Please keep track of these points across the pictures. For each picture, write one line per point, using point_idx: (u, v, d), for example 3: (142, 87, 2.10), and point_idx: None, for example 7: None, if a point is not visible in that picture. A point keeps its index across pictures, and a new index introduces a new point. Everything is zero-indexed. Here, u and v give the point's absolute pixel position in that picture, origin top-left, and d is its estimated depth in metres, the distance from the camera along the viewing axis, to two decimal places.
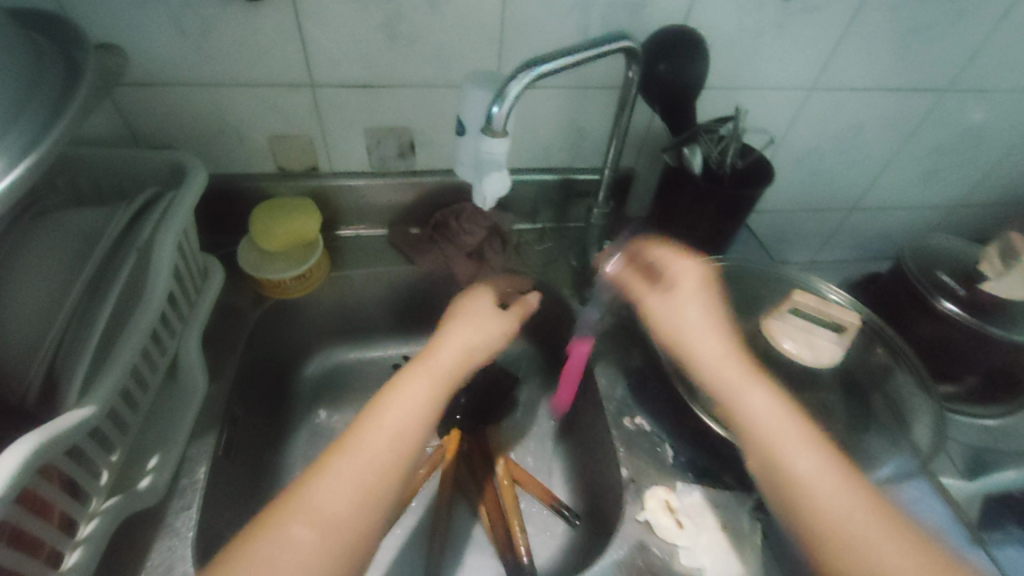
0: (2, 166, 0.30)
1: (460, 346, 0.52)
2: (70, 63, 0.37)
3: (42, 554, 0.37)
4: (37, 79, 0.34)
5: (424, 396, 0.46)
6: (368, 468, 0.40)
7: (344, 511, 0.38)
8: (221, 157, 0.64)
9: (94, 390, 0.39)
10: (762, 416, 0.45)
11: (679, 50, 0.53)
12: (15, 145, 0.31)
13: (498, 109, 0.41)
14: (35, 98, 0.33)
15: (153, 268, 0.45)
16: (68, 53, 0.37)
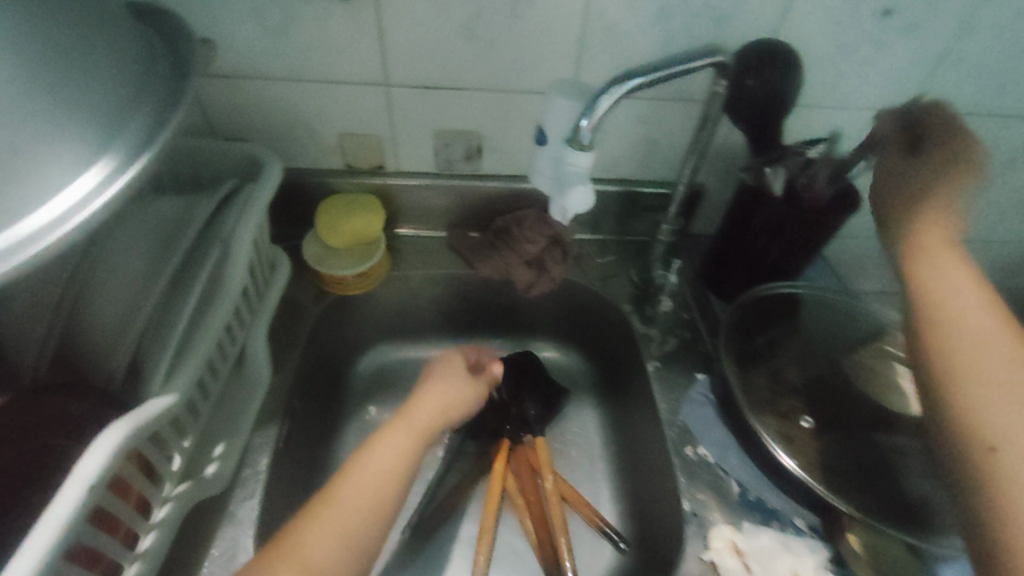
0: (125, 156, 0.31)
1: (438, 403, 0.52)
2: (178, 60, 0.37)
3: (121, 531, 0.38)
4: (146, 79, 0.34)
5: (401, 451, 0.47)
6: (352, 519, 0.41)
7: (328, 561, 0.39)
8: (293, 152, 0.65)
9: (175, 380, 0.40)
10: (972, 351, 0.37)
11: (772, 63, 0.49)
12: (124, 148, 0.31)
13: (587, 121, 0.40)
14: (144, 98, 0.33)
15: (231, 264, 0.46)
16: (174, 51, 0.38)
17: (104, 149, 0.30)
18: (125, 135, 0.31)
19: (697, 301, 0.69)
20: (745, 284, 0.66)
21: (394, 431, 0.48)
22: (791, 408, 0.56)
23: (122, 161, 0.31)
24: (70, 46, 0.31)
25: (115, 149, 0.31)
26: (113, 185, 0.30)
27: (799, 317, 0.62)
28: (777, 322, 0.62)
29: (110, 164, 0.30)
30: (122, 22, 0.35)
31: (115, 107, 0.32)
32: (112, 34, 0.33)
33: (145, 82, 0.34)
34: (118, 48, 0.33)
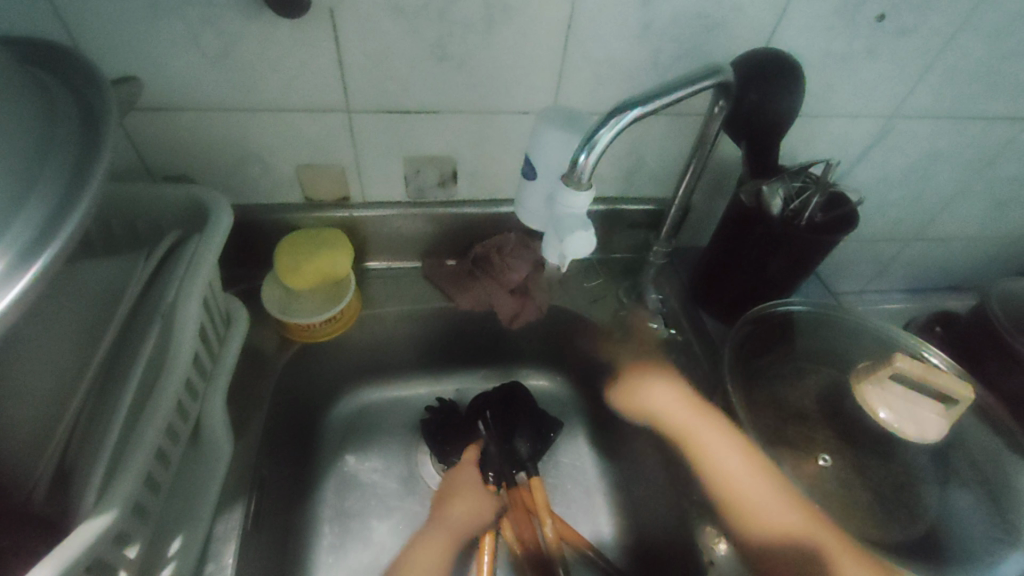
0: (24, 247, 0.25)
1: None
2: (87, 110, 0.31)
3: None
4: (47, 143, 0.28)
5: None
6: None
7: None
8: (242, 186, 0.57)
9: (114, 490, 0.33)
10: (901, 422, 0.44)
11: (774, 75, 0.47)
12: (21, 239, 0.25)
13: (585, 157, 0.36)
14: (46, 170, 0.27)
15: (176, 338, 0.39)
16: (81, 98, 0.31)
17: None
18: (21, 221, 0.26)
19: (690, 322, 0.66)
20: (739, 304, 0.63)
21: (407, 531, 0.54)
22: (800, 437, 0.52)
23: (19, 257, 0.25)
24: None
25: (8, 241, 0.25)
26: (6, 290, 0.24)
27: (795, 336, 0.59)
28: (776, 344, 0.59)
29: (3, 261, 0.25)
30: (12, 70, 0.28)
31: (8, 187, 0.25)
32: (2, 86, 0.26)
33: (47, 146, 0.28)
34: (9, 108, 0.26)
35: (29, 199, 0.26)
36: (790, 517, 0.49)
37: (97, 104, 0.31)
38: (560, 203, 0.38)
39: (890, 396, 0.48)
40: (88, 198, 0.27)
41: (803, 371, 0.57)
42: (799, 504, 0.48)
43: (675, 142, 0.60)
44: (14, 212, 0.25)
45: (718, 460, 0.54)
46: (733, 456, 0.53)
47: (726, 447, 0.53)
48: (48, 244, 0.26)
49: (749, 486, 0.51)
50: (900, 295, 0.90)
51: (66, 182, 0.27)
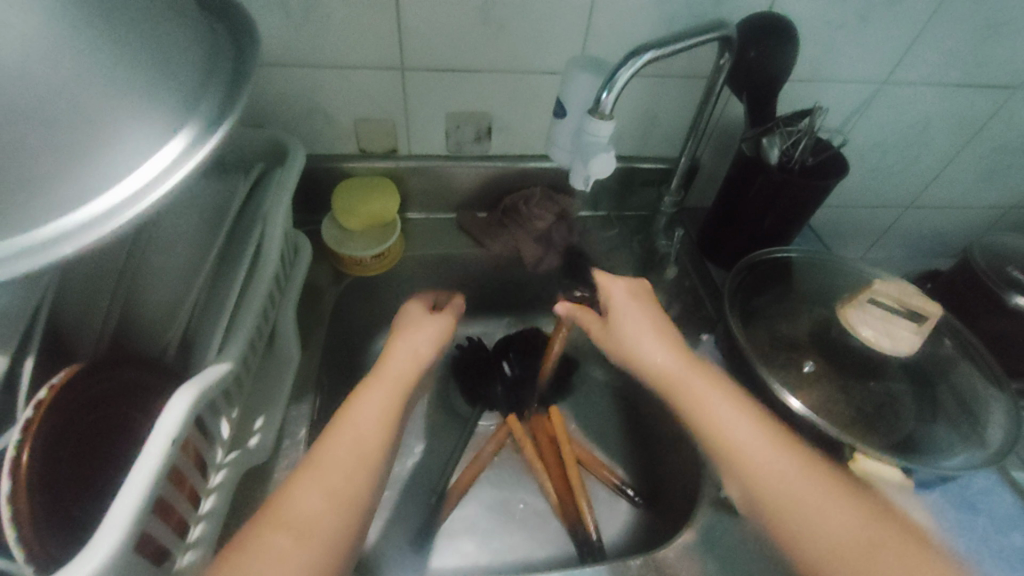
0: (208, 121, 0.32)
1: (412, 350, 0.55)
2: (238, 41, 0.37)
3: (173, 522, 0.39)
4: (212, 58, 0.35)
5: (384, 402, 0.48)
6: (336, 478, 0.42)
7: (320, 519, 0.39)
8: (308, 137, 0.66)
9: (228, 348, 0.42)
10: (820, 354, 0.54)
11: (769, 35, 0.54)
12: (205, 116, 0.32)
13: (608, 94, 0.44)
14: (212, 77, 0.34)
15: (270, 240, 0.48)
16: (237, 23, 0.39)
17: (191, 110, 0.32)
18: (202, 108, 0.32)
19: (698, 270, 0.73)
20: (741, 252, 0.71)
21: (373, 387, 0.49)
22: (791, 357, 0.59)
23: (200, 135, 0.32)
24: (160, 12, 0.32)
25: (197, 119, 0.32)
26: (199, 150, 0.31)
27: (791, 278, 0.66)
28: (775, 284, 0.66)
29: (190, 136, 0.31)
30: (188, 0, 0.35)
31: (188, 87, 0.32)
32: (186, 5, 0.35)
33: (213, 61, 0.35)
34: (190, 19, 0.34)
35: (203, 97, 0.33)
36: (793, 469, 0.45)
37: (246, 36, 0.37)
38: (586, 132, 0.46)
39: (870, 318, 0.56)
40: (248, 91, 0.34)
41: (799, 309, 0.64)
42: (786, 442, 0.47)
43: (686, 105, 0.68)
44: (193, 104, 0.32)
45: (730, 431, 0.48)
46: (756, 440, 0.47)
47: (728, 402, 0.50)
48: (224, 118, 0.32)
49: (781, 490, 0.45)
50: (897, 262, 0.96)
51: (227, 89, 0.34)
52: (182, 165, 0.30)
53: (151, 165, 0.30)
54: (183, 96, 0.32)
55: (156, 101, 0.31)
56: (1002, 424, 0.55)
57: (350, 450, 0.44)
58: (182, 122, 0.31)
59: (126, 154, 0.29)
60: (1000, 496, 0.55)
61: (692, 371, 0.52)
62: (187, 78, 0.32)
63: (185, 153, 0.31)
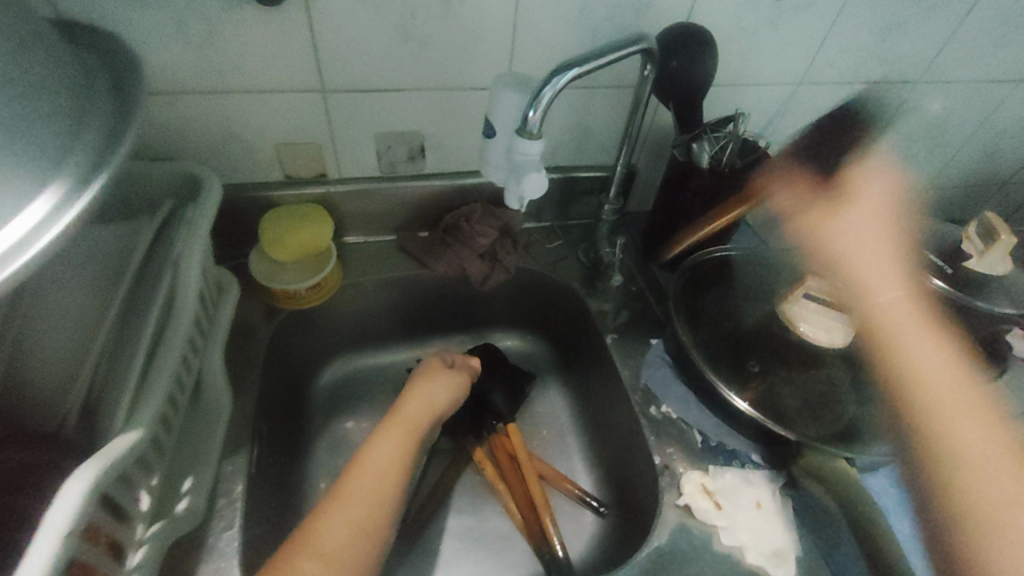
0: (79, 178, 0.30)
1: (427, 400, 0.54)
2: (118, 87, 0.35)
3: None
4: (84, 105, 0.32)
5: (398, 444, 0.48)
6: (358, 511, 0.42)
7: (342, 552, 0.40)
8: (226, 167, 0.62)
9: (139, 413, 0.38)
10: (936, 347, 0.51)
11: (690, 44, 0.55)
12: (75, 172, 0.30)
13: (535, 112, 0.43)
14: (84, 127, 0.32)
15: (183, 286, 0.44)
16: (112, 69, 0.37)
17: (56, 169, 0.29)
18: (70, 165, 0.30)
19: (643, 275, 0.74)
20: (683, 254, 0.72)
21: (390, 427, 0.50)
22: (736, 356, 0.60)
23: (70, 192, 0.29)
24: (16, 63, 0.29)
25: (64, 177, 0.29)
26: (71, 209, 0.28)
27: (731, 276, 0.67)
28: (716, 284, 0.67)
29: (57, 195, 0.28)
30: (54, 43, 0.33)
31: (53, 138, 0.30)
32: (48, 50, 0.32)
33: (85, 109, 0.32)
34: (55, 68, 0.32)
35: (73, 150, 0.30)
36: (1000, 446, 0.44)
37: (128, 82, 0.35)
38: (516, 152, 0.44)
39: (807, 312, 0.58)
40: (126, 143, 0.32)
41: (741, 307, 0.65)
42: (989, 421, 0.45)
43: (617, 113, 0.68)
44: (60, 161, 0.29)
45: (949, 411, 0.47)
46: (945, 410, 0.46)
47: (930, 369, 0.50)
48: (98, 174, 0.30)
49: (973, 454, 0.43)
50: None
51: (103, 139, 0.32)
52: (50, 227, 0.27)
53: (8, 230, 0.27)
54: (44, 155, 0.29)
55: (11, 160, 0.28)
56: None
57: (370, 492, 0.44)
58: (46, 180, 0.29)
59: None
60: None
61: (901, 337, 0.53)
62: (48, 134, 0.30)
63: (53, 214, 0.28)
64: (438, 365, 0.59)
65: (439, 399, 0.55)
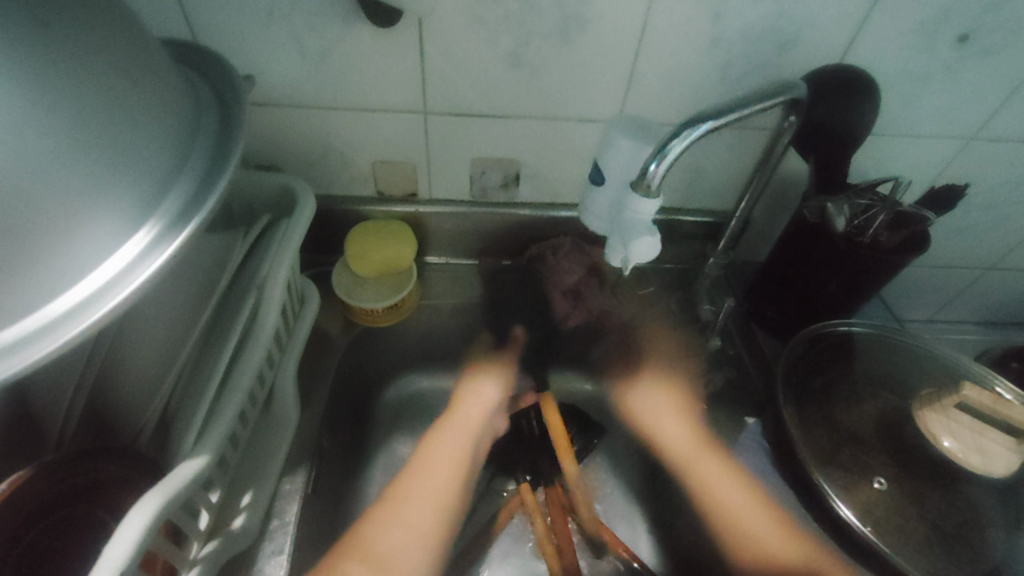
0: (181, 210, 0.30)
1: (466, 424, 0.65)
2: (225, 115, 0.35)
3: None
4: (193, 135, 0.32)
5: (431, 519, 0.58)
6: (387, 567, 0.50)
7: None
8: (323, 178, 0.62)
9: (206, 438, 0.38)
10: (735, 506, 0.55)
11: (846, 92, 0.47)
12: (176, 204, 0.30)
13: (656, 165, 0.37)
14: (186, 158, 0.31)
15: (265, 307, 0.43)
16: (220, 94, 0.37)
17: (158, 200, 0.29)
18: (173, 195, 0.30)
19: (743, 338, 0.65)
20: (796, 322, 0.62)
21: (429, 455, 0.62)
22: (855, 460, 0.50)
23: (168, 229, 0.29)
24: (141, 93, 0.29)
25: (165, 209, 0.29)
26: (171, 243, 0.29)
27: (854, 358, 0.57)
28: (834, 365, 0.57)
29: (156, 228, 0.29)
30: (171, 70, 0.33)
31: (162, 167, 0.30)
32: (168, 80, 0.32)
33: (192, 140, 0.32)
34: (174, 97, 0.32)
35: (176, 181, 0.30)
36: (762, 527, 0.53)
37: (236, 109, 0.35)
38: (627, 208, 0.39)
39: (954, 424, 0.50)
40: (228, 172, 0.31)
41: (863, 396, 0.55)
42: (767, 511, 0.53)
43: (739, 156, 0.60)
44: (164, 192, 0.30)
45: (744, 522, 0.54)
46: (726, 485, 0.56)
47: (738, 488, 0.55)
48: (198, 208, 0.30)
49: (687, 443, 0.61)
50: (969, 328, 0.85)
51: (205, 171, 0.32)
52: (147, 261, 0.28)
53: (112, 267, 0.27)
54: (151, 184, 0.29)
55: (125, 193, 0.28)
56: None
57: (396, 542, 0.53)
58: (148, 212, 0.29)
59: (77, 252, 0.27)
60: None
61: (695, 444, 0.60)
62: (158, 163, 0.30)
63: (152, 249, 0.28)
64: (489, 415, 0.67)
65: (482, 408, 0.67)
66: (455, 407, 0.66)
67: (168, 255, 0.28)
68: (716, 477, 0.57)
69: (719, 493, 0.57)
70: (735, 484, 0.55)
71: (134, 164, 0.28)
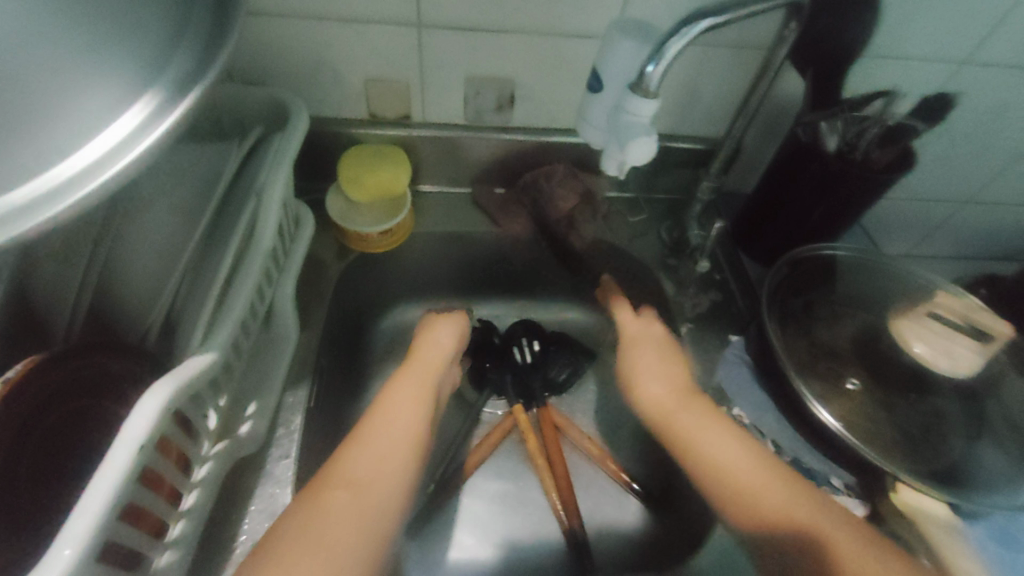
0: (179, 86, 0.28)
1: (437, 347, 0.57)
2: None
3: (165, 489, 0.38)
4: (190, 16, 0.31)
5: (417, 391, 0.50)
6: (383, 446, 0.43)
7: (377, 482, 0.40)
8: (313, 98, 0.61)
9: (213, 338, 0.38)
10: (739, 465, 0.43)
11: (842, 3, 0.47)
12: (173, 78, 0.28)
13: (654, 66, 0.37)
14: (184, 39, 0.30)
15: (264, 216, 0.43)
16: None
17: (154, 75, 0.28)
18: (169, 71, 0.29)
19: (731, 265, 0.67)
20: (782, 247, 0.64)
21: (404, 372, 0.52)
22: (831, 370, 0.53)
23: (167, 102, 0.28)
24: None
25: (162, 84, 0.28)
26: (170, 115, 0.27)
27: (835, 279, 0.60)
28: (815, 285, 0.59)
29: (153, 102, 0.27)
30: None
31: (155, 45, 0.29)
32: None
33: (185, 18, 0.31)
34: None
35: (172, 58, 0.29)
36: (773, 490, 0.42)
37: None
38: (625, 111, 0.40)
39: (925, 331, 0.54)
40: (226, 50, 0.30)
41: (841, 314, 0.58)
42: (776, 469, 0.43)
43: (735, 79, 0.60)
44: (158, 66, 0.28)
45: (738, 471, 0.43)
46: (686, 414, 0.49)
47: (725, 438, 0.46)
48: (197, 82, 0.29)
49: (668, 398, 0.51)
50: (944, 261, 0.88)
51: (201, 51, 0.30)
52: (145, 135, 0.27)
53: (110, 139, 0.26)
54: (143, 60, 0.28)
55: (120, 69, 0.28)
56: None
57: (387, 425, 0.45)
58: (145, 87, 0.28)
59: (75, 125, 0.26)
60: None
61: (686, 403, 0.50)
62: (151, 41, 0.29)
63: (151, 122, 0.27)
64: (440, 334, 0.59)
65: (443, 344, 0.58)
66: (424, 333, 0.59)
67: (167, 126, 0.27)
68: (743, 455, 0.44)
69: (720, 450, 0.45)
70: (747, 449, 0.45)
71: (122, 43, 0.28)
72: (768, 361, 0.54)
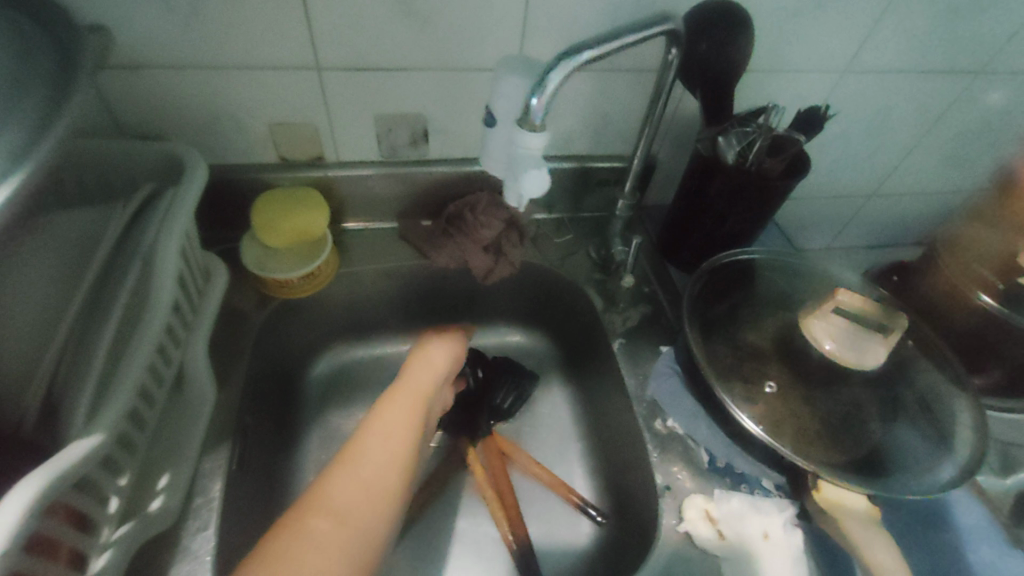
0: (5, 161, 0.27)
1: (429, 365, 0.55)
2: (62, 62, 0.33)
3: None
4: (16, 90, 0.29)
5: (408, 414, 0.48)
6: (368, 472, 0.42)
7: (358, 512, 0.39)
8: (217, 147, 0.59)
9: (100, 418, 0.36)
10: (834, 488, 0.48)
11: (720, 26, 0.50)
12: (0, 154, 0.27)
13: (537, 100, 0.38)
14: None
15: (155, 278, 0.41)
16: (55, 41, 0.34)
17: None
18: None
19: (658, 277, 0.69)
20: (703, 255, 0.66)
21: (396, 394, 0.50)
22: (754, 373, 0.55)
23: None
24: None
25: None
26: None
27: (754, 283, 0.62)
28: (736, 290, 0.61)
29: None
30: None
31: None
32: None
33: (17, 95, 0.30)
34: None
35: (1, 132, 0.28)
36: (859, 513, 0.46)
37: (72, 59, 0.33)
38: (516, 145, 0.40)
39: (833, 327, 0.54)
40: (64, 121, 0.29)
41: (762, 316, 0.59)
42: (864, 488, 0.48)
43: (639, 100, 0.62)
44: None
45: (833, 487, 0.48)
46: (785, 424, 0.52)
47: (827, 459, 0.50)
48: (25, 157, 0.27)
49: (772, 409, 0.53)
50: (860, 252, 0.93)
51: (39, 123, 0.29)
52: None
53: None
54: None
55: None
56: (969, 431, 0.51)
57: (376, 451, 0.44)
58: None
59: None
60: (969, 510, 0.54)
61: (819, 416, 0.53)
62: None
63: None
64: (433, 351, 0.57)
65: (437, 362, 0.56)
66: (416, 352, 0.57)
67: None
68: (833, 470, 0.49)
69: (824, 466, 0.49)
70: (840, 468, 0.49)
71: None
72: (695, 370, 0.55)
